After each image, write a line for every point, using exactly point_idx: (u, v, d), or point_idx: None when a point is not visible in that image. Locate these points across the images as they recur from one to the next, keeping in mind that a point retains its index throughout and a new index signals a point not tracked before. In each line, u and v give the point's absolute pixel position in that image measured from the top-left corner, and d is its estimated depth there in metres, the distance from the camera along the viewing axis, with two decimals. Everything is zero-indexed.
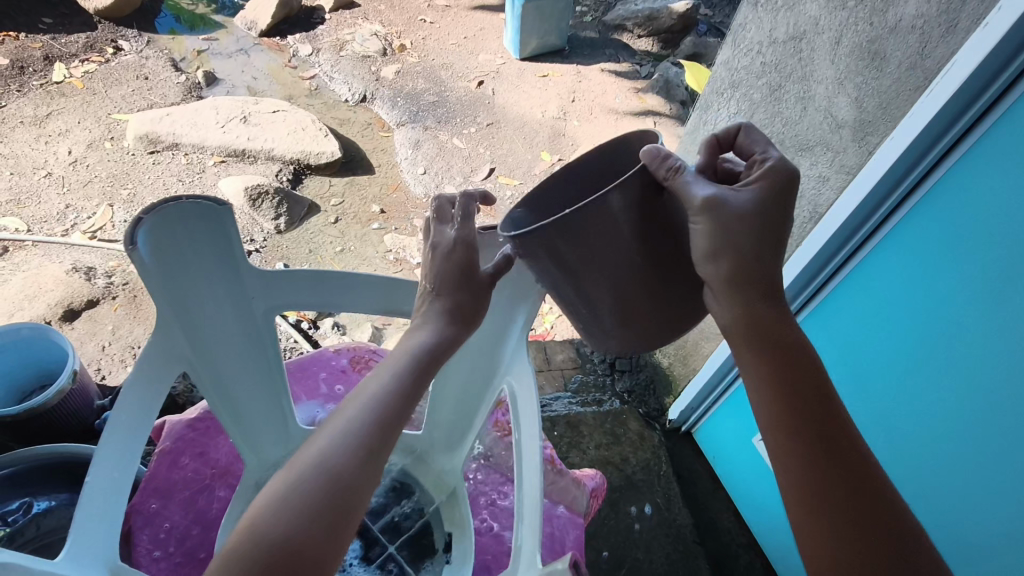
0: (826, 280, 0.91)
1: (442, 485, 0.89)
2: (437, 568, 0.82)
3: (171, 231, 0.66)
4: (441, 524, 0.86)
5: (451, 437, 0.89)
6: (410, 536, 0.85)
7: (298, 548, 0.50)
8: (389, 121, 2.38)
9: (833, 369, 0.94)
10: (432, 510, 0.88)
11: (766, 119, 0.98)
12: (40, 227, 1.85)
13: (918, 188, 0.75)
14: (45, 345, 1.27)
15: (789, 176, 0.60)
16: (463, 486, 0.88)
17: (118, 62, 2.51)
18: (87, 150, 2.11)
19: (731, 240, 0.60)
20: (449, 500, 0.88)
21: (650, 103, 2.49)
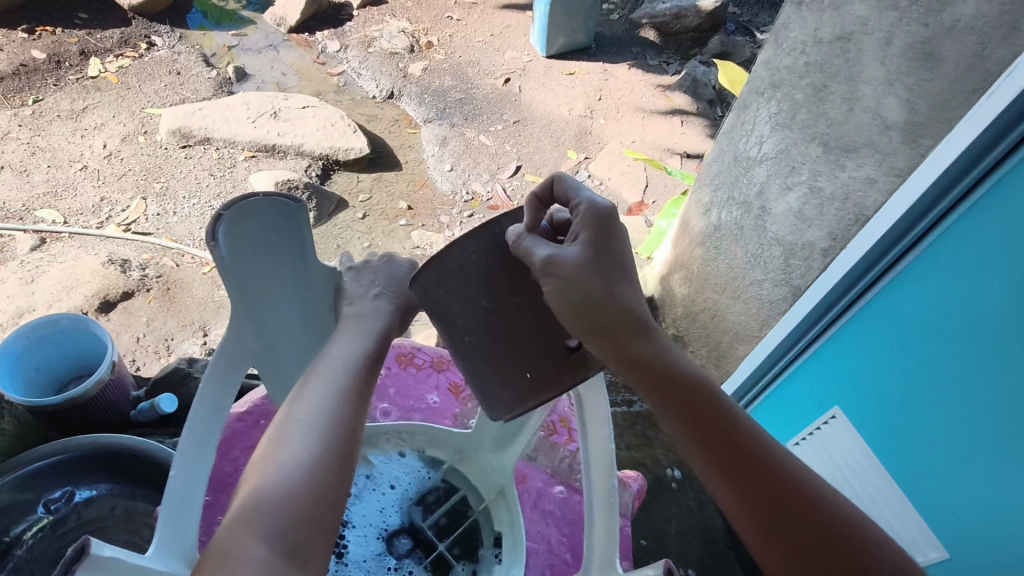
0: (862, 292, 0.91)
1: (491, 484, 0.88)
2: (488, 565, 0.83)
3: (251, 227, 0.67)
4: (490, 522, 0.86)
5: (501, 438, 0.87)
6: (460, 532, 0.86)
7: (317, 496, 0.55)
8: (416, 118, 2.39)
9: (852, 378, 0.94)
10: (481, 510, 0.87)
11: (809, 119, 0.96)
12: (76, 220, 1.88)
13: (959, 203, 0.75)
14: (83, 336, 1.29)
15: (609, 211, 0.63)
16: (511, 485, 0.87)
17: (151, 57, 2.55)
18: (122, 144, 2.15)
19: (578, 291, 0.61)
20: (497, 499, 0.88)
21: (677, 102, 2.47)
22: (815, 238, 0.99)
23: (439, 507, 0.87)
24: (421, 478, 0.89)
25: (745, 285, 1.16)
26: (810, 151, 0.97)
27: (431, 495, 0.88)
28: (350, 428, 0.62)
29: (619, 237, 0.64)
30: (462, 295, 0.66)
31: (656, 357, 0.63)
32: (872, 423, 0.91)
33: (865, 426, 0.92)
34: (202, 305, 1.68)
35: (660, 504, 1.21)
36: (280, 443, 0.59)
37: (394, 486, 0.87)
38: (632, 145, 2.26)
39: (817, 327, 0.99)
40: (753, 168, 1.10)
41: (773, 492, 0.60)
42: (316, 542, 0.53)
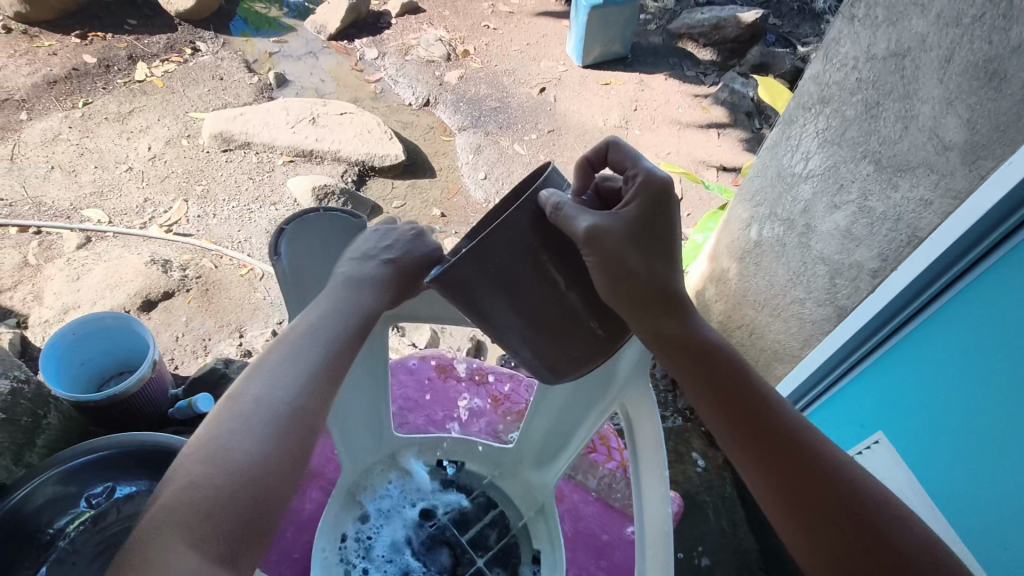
0: (908, 318, 0.89)
1: (531, 501, 0.88)
2: None
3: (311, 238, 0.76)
4: (529, 541, 0.86)
5: (544, 453, 0.87)
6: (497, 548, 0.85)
7: (261, 490, 0.55)
8: (451, 126, 2.40)
9: (892, 403, 0.92)
10: (519, 526, 0.87)
11: (860, 136, 0.94)
12: (121, 220, 1.93)
13: (1001, 244, 0.74)
14: (126, 334, 1.32)
15: (664, 185, 0.63)
16: (551, 503, 0.87)
17: (195, 62, 2.61)
18: (166, 147, 2.20)
19: (624, 265, 0.62)
20: (537, 517, 0.87)
21: (715, 114, 2.44)
22: (863, 259, 0.96)
23: (476, 523, 0.87)
24: (462, 491, 0.89)
25: (786, 303, 1.14)
26: (860, 169, 0.95)
27: (472, 508, 0.88)
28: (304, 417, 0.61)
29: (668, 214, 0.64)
30: (505, 271, 0.61)
31: (696, 333, 0.67)
32: (919, 449, 0.87)
33: (917, 454, 0.88)
34: (239, 306, 1.71)
35: (692, 523, 1.19)
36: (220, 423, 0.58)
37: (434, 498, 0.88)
38: (667, 156, 2.24)
39: (860, 349, 0.97)
40: (798, 185, 1.08)
41: (801, 474, 0.62)
42: (246, 550, 0.53)
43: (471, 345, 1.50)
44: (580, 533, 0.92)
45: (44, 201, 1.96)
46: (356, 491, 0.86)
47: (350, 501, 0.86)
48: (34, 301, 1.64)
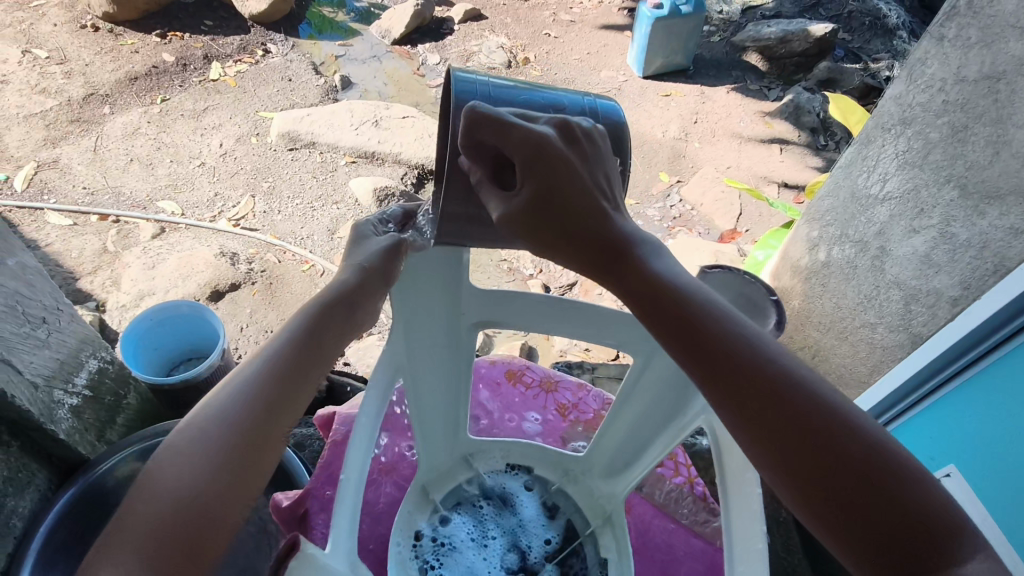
0: (990, 349, 0.83)
1: (599, 509, 0.89)
2: None
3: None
4: (596, 548, 0.86)
5: (614, 465, 0.89)
6: (566, 554, 0.86)
7: (210, 510, 0.49)
8: None
9: (970, 437, 0.86)
10: (588, 534, 0.88)
11: (944, 160, 0.92)
12: (192, 212, 2.02)
13: None
14: (197, 322, 1.38)
15: (531, 151, 0.54)
16: (620, 513, 0.87)
17: (266, 63, 2.71)
18: (236, 144, 2.29)
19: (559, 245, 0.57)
20: (604, 526, 0.88)
21: (778, 129, 2.40)
22: (943, 285, 0.92)
23: (542, 528, 0.88)
24: (528, 497, 0.91)
25: (855, 327, 1.11)
26: (944, 194, 0.92)
27: (540, 515, 0.89)
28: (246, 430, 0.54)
29: (562, 159, 0.55)
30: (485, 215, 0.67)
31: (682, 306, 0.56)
32: (995, 487, 0.81)
33: (996, 494, 0.80)
34: (301, 301, 1.76)
35: None
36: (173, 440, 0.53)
37: (502, 503, 0.90)
38: (728, 171, 2.22)
39: (934, 378, 0.92)
40: (874, 207, 1.06)
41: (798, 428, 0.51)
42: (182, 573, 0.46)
43: (525, 350, 1.52)
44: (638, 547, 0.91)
45: (123, 191, 2.07)
46: (428, 488, 0.89)
47: (423, 500, 0.88)
48: (112, 286, 1.73)
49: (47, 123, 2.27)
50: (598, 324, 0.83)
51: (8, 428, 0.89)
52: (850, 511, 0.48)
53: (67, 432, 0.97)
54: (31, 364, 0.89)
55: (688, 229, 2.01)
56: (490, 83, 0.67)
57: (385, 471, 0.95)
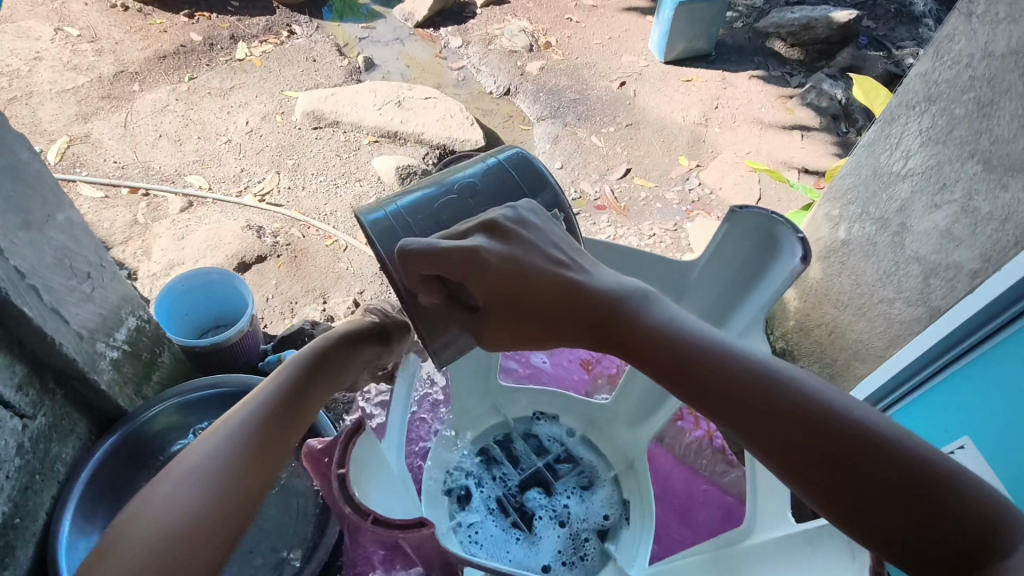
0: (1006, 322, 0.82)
1: (622, 456, 0.99)
2: (620, 526, 0.92)
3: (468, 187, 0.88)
4: (619, 490, 0.96)
5: (640, 409, 0.99)
6: (596, 499, 0.95)
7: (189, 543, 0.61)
8: (529, 115, 2.44)
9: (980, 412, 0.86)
10: (611, 477, 0.98)
11: (969, 135, 0.93)
12: (219, 187, 2.07)
13: None
14: (227, 289, 1.43)
15: (460, 255, 0.59)
16: (640, 460, 0.97)
17: (291, 44, 2.74)
18: (261, 122, 2.33)
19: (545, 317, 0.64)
20: (626, 471, 0.98)
21: (799, 115, 2.39)
22: (963, 259, 0.93)
23: (567, 475, 0.96)
24: (555, 443, 1.00)
25: (873, 303, 1.12)
26: (967, 168, 0.93)
27: (569, 458, 0.99)
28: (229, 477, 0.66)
29: (497, 263, 0.61)
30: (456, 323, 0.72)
31: (675, 344, 0.61)
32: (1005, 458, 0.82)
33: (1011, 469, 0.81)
34: (324, 274, 1.80)
35: None
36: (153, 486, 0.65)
37: (528, 447, 0.99)
38: (748, 156, 2.22)
39: (950, 354, 0.91)
40: (895, 184, 1.08)
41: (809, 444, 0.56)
42: None
43: None
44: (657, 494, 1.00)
45: (153, 166, 2.12)
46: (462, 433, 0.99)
47: (453, 442, 0.97)
48: (142, 256, 1.78)
49: (79, 98, 2.33)
50: (629, 260, 0.92)
51: (54, 376, 0.94)
52: (878, 513, 0.54)
53: (108, 383, 1.02)
54: (77, 315, 0.93)
55: (706, 213, 2.03)
56: (399, 209, 0.74)
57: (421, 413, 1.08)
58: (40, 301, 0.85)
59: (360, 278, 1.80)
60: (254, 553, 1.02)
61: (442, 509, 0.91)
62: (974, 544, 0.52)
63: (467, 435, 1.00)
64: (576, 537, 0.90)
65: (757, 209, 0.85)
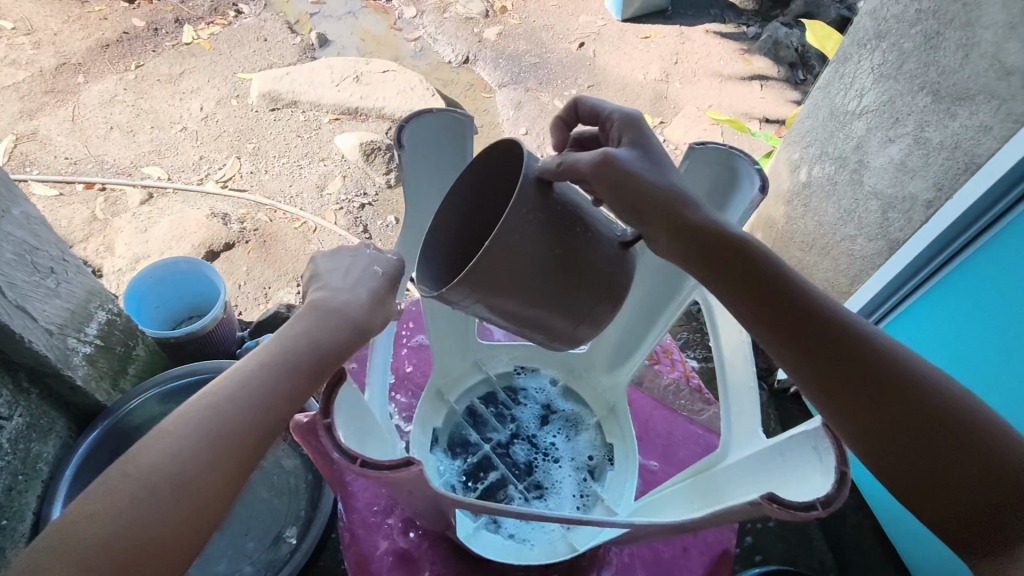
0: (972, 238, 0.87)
1: (603, 402, 1.01)
2: (605, 467, 0.94)
3: (428, 128, 0.86)
4: (602, 435, 0.99)
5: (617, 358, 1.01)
6: (581, 444, 0.98)
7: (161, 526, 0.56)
8: (490, 82, 2.41)
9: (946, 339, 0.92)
10: (594, 422, 1.00)
11: (918, 69, 0.95)
12: (179, 176, 2.02)
13: None
14: (197, 278, 1.41)
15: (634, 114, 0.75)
16: (621, 405, 1.00)
17: (239, 24, 2.65)
18: (216, 107, 2.27)
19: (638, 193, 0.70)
20: (608, 416, 1.00)
21: (758, 66, 2.41)
22: (917, 190, 0.96)
23: (552, 425, 0.99)
24: (539, 395, 1.03)
25: (835, 242, 1.16)
26: (917, 101, 0.96)
27: (552, 408, 1.02)
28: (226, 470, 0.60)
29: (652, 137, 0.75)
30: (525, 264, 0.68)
31: (747, 253, 0.68)
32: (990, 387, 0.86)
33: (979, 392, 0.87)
34: (295, 257, 1.79)
35: None
36: (114, 471, 0.56)
37: (513, 401, 1.01)
38: (710, 109, 2.24)
39: (926, 270, 0.96)
40: (851, 123, 1.10)
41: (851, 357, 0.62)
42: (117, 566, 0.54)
43: None
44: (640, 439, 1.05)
45: (107, 159, 2.05)
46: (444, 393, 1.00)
47: (438, 400, 0.99)
48: (106, 251, 1.75)
49: (21, 94, 2.24)
50: None
51: (27, 375, 0.93)
52: (899, 438, 0.60)
53: (84, 379, 1.01)
54: (44, 312, 0.92)
55: None
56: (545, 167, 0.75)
57: (404, 378, 1.11)
58: (4, 299, 0.83)
59: None
60: (248, 534, 1.03)
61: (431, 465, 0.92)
62: (985, 495, 0.58)
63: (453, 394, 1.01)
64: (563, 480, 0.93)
65: (713, 144, 0.86)
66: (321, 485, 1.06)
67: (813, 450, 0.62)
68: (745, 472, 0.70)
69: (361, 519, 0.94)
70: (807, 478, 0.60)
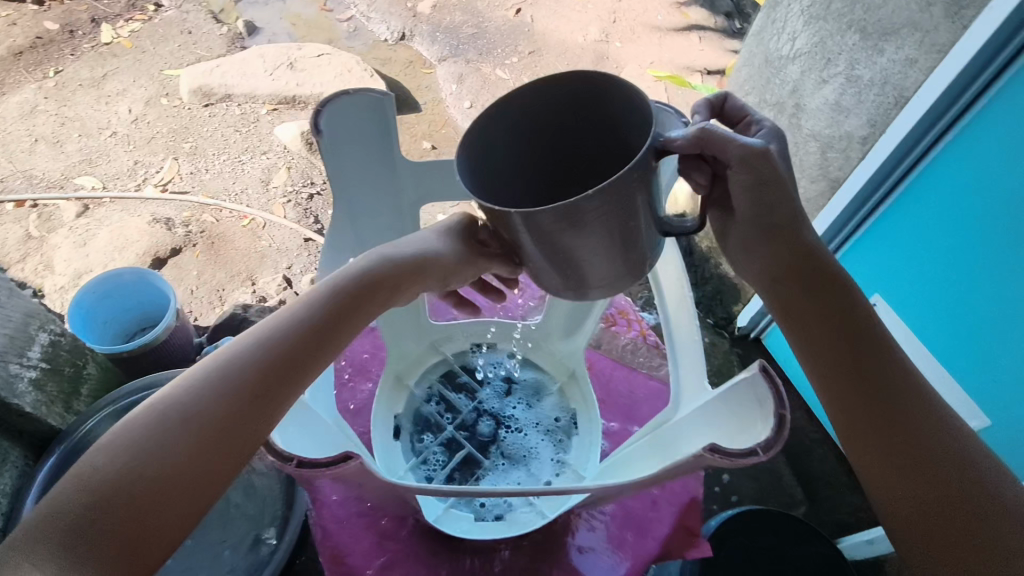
0: (917, 162, 0.87)
1: (563, 368, 1.02)
2: (571, 432, 0.96)
3: (345, 112, 0.83)
4: (565, 401, 1.00)
5: (573, 321, 1.00)
6: (545, 413, 0.99)
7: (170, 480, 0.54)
8: (429, 58, 2.36)
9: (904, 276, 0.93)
10: (556, 388, 1.02)
11: (845, 7, 0.96)
12: (114, 184, 1.94)
13: (1003, 70, 0.73)
14: (144, 287, 1.36)
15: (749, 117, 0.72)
16: (581, 369, 1.01)
17: (161, 19, 2.53)
18: (146, 108, 2.17)
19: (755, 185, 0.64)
20: (569, 381, 1.01)
21: (695, 18, 2.41)
22: (853, 127, 0.98)
23: (513, 397, 1.00)
24: (497, 369, 1.03)
25: None
26: (846, 40, 0.97)
27: (513, 379, 1.02)
28: (232, 421, 0.58)
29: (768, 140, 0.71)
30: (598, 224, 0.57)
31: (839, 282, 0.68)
32: (929, 324, 0.91)
33: (941, 326, 0.89)
34: (247, 256, 1.74)
35: None
36: (142, 407, 0.58)
37: (472, 379, 1.01)
38: (652, 65, 2.23)
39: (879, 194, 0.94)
40: (786, 67, 1.11)
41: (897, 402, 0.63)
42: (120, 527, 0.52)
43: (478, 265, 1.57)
44: (610, 397, 1.08)
45: (35, 174, 1.96)
46: (403, 377, 0.99)
47: (397, 388, 0.98)
48: (45, 270, 1.68)
49: None
50: None
51: None
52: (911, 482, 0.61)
53: (33, 405, 0.97)
54: None
55: None
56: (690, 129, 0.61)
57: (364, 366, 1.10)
58: None
59: (285, 252, 1.75)
60: (226, 541, 1.02)
61: (398, 452, 0.92)
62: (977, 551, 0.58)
63: (411, 378, 1.00)
64: (531, 449, 0.94)
65: None
66: (294, 483, 1.05)
67: (753, 395, 0.62)
68: (694, 422, 0.71)
69: (333, 514, 0.94)
70: (751, 420, 0.61)
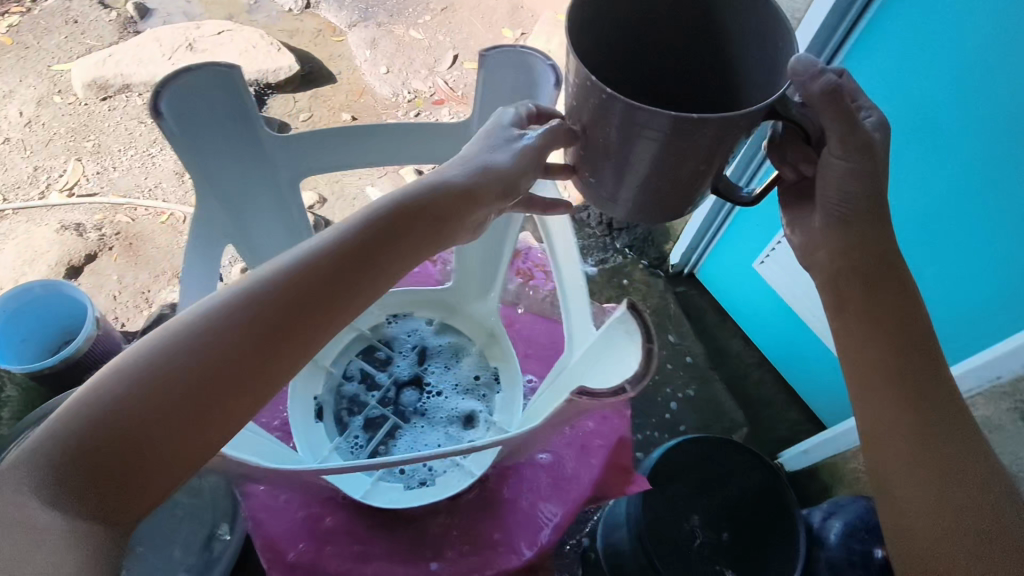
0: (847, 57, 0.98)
1: (482, 328, 1.05)
2: (494, 390, 1.00)
3: (190, 91, 0.81)
4: (486, 361, 1.03)
5: (482, 282, 1.04)
6: (465, 374, 1.02)
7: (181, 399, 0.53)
8: (339, 24, 2.26)
9: (907, 172, 0.99)
10: (475, 349, 1.05)
11: None
12: (15, 194, 1.82)
13: None
14: (58, 300, 1.29)
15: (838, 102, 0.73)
16: (499, 328, 1.04)
17: (40, 9, 2.33)
18: (37, 109, 2.02)
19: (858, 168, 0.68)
20: (489, 340, 1.05)
21: None
22: None
23: (432, 363, 1.02)
24: (413, 339, 1.04)
25: None
26: None
27: (431, 345, 1.05)
28: (255, 341, 0.57)
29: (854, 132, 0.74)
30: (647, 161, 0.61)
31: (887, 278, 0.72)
32: (949, 205, 0.96)
33: (956, 207, 0.95)
34: (170, 253, 1.67)
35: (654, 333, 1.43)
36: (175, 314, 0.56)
37: (389, 351, 1.03)
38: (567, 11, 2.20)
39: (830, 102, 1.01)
40: None
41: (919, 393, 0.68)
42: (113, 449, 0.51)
43: None
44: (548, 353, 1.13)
45: None
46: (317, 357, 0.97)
47: (316, 370, 0.98)
48: None
49: None
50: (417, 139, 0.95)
51: None
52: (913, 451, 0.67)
53: None
54: None
55: None
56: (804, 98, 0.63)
57: None
58: None
59: None
60: (175, 541, 1.00)
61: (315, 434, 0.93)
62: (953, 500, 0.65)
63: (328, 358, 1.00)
64: (453, 411, 0.97)
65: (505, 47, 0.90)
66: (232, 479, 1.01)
67: (625, 333, 0.66)
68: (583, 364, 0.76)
69: (263, 503, 0.94)
70: (622, 355, 0.65)
